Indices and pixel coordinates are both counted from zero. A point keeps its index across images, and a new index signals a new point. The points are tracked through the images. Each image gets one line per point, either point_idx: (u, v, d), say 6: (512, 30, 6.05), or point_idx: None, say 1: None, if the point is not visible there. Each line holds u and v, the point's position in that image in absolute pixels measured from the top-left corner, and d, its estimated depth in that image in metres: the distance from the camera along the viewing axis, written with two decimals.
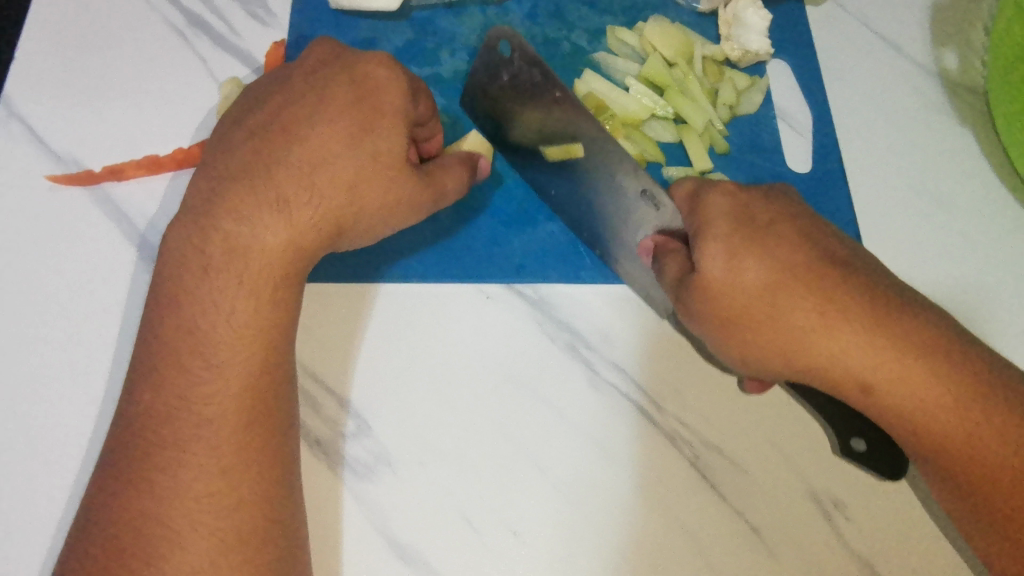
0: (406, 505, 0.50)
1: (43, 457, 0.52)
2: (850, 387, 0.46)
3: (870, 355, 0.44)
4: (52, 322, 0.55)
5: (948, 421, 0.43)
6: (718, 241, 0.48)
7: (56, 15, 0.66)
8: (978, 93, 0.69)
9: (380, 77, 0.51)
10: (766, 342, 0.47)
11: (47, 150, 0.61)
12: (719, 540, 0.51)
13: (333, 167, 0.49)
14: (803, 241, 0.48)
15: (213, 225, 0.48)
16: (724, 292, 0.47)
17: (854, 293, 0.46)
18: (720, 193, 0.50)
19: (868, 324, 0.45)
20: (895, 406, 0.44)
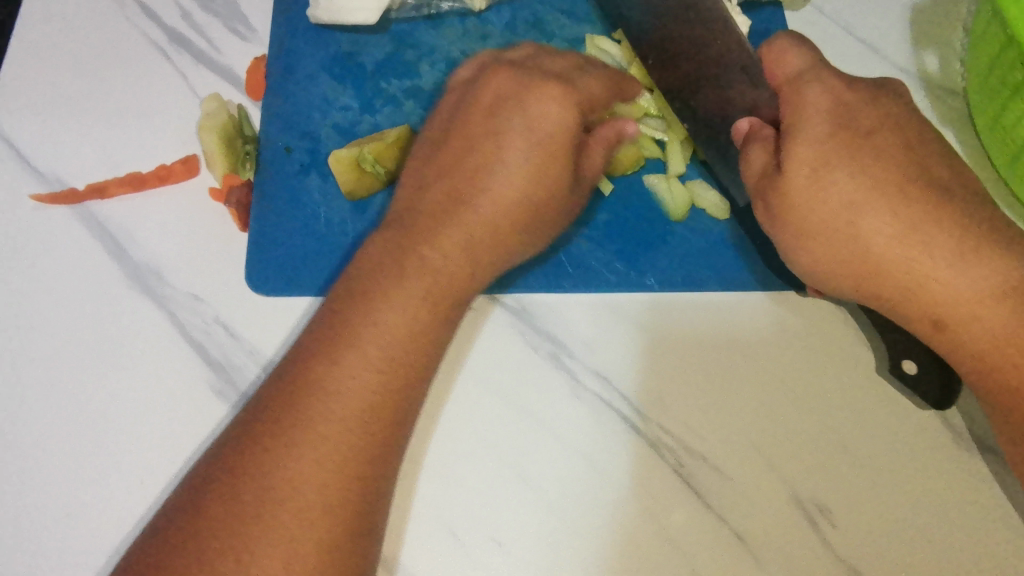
0: (389, 518, 0.50)
1: (30, 476, 0.52)
2: (921, 318, 0.48)
3: (963, 285, 0.46)
4: (39, 340, 0.56)
5: (1021, 365, 0.45)
6: (811, 145, 0.49)
7: (38, 36, 0.66)
8: (959, 94, 0.69)
9: (553, 109, 0.51)
10: (845, 262, 0.49)
11: (33, 170, 0.61)
12: (706, 548, 0.51)
13: (501, 192, 0.50)
14: (906, 154, 0.49)
15: (412, 251, 0.49)
16: (808, 205, 0.49)
17: (958, 215, 0.47)
18: (821, 87, 0.52)
19: (957, 254, 0.46)
20: (961, 334, 0.47)
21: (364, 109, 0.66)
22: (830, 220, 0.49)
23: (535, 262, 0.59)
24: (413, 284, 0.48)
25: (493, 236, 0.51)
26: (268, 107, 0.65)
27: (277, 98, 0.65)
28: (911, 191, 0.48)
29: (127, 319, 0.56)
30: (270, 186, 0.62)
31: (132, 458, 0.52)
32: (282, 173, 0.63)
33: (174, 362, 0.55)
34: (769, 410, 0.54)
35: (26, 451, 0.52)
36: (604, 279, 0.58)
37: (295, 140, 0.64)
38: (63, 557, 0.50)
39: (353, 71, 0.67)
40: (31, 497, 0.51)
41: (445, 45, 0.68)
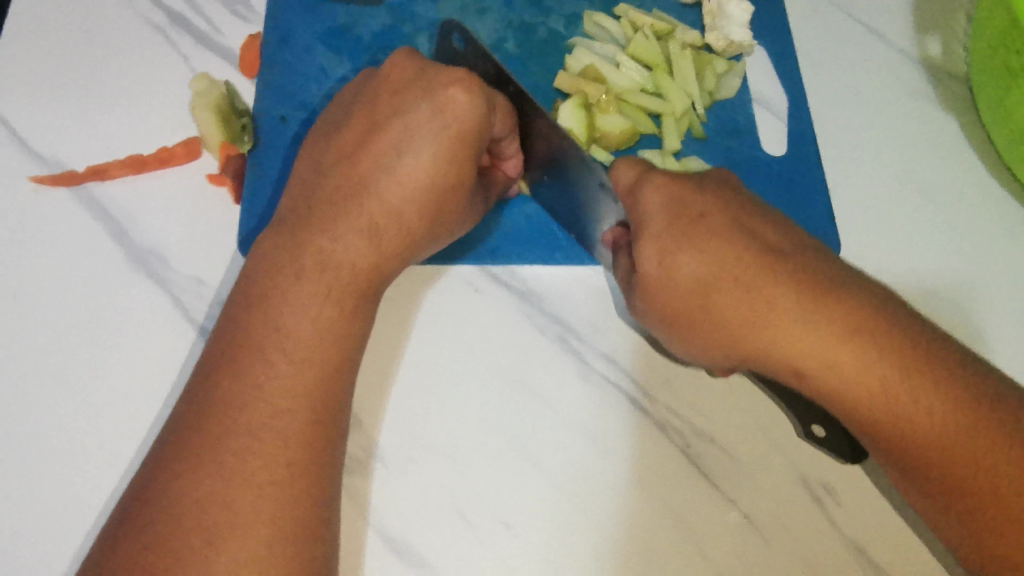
0: (401, 501, 0.50)
1: (36, 457, 0.52)
2: (786, 375, 0.45)
3: (817, 339, 0.43)
4: (39, 324, 0.55)
5: (881, 408, 0.41)
6: (651, 240, 0.47)
7: (38, 17, 0.65)
8: (960, 78, 0.69)
9: (458, 102, 0.50)
10: (706, 337, 0.47)
11: (32, 152, 0.60)
12: (715, 529, 0.51)
13: (401, 179, 0.49)
14: (732, 232, 0.47)
15: (308, 241, 0.48)
16: (663, 289, 0.47)
17: (808, 282, 0.44)
18: (653, 186, 0.48)
19: (800, 307, 0.43)
20: (841, 399, 0.43)
21: None
22: (686, 298, 0.47)
23: (534, 243, 0.58)
24: (317, 278, 0.47)
25: (401, 220, 0.49)
26: (263, 79, 0.64)
27: (273, 67, 0.65)
28: (749, 264, 0.45)
29: (128, 303, 0.56)
30: (266, 158, 0.62)
31: (135, 440, 0.52)
32: (278, 144, 0.63)
33: (177, 347, 0.55)
34: (768, 391, 0.54)
35: (27, 435, 0.52)
36: (600, 252, 0.58)
37: (291, 110, 0.64)
38: (69, 541, 0.50)
39: (350, 44, 0.67)
40: (33, 481, 0.51)
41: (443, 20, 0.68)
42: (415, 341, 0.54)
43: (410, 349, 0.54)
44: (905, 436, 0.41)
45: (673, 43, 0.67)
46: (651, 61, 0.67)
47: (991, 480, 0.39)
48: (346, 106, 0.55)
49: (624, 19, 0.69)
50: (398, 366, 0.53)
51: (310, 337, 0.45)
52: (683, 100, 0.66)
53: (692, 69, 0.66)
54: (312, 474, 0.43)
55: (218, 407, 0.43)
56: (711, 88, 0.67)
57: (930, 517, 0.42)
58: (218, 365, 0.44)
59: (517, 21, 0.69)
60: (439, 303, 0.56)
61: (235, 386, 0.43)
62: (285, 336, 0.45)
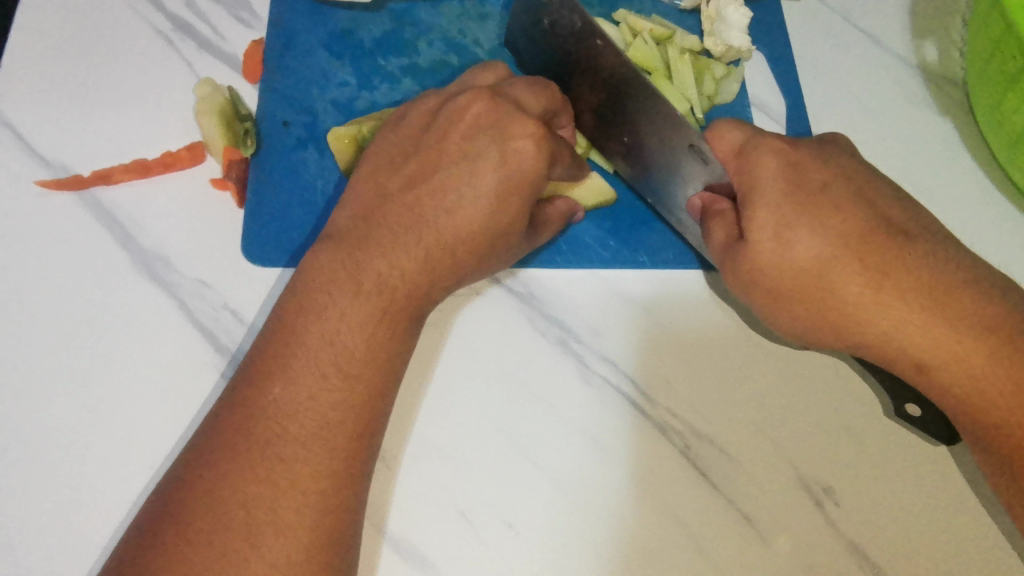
0: (403, 502, 0.51)
1: (42, 459, 0.52)
2: (904, 363, 0.48)
3: (929, 331, 0.46)
4: (45, 328, 0.56)
5: (970, 382, 0.45)
6: (767, 209, 0.49)
7: (43, 23, 0.66)
8: (957, 84, 0.70)
9: (527, 152, 0.51)
10: (814, 315, 0.49)
11: (38, 157, 0.61)
12: (714, 530, 0.51)
13: (444, 199, 0.51)
14: (856, 210, 0.49)
15: (349, 252, 0.49)
16: (773, 264, 0.49)
17: (913, 272, 0.47)
18: (769, 150, 0.51)
19: (923, 299, 0.46)
20: (951, 386, 0.46)
21: (361, 85, 0.66)
22: (801, 278, 0.48)
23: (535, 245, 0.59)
24: (347, 285, 0.48)
25: (452, 256, 0.50)
26: (267, 84, 0.65)
27: (276, 71, 0.66)
28: (876, 245, 0.48)
29: (133, 306, 0.57)
30: (267, 162, 0.62)
31: (141, 443, 0.53)
32: (281, 148, 0.63)
33: (182, 350, 0.55)
34: (766, 393, 0.55)
35: (35, 438, 0.53)
36: (599, 256, 0.59)
37: (294, 115, 0.64)
38: (75, 541, 0.50)
39: (352, 48, 0.67)
40: (41, 484, 0.52)
41: (444, 25, 0.68)
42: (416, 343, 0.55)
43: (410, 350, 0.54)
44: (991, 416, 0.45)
45: (672, 48, 0.68)
46: (650, 66, 0.67)
47: None
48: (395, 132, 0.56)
49: (623, 24, 0.69)
50: None
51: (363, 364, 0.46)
52: (681, 105, 0.66)
53: (691, 74, 0.67)
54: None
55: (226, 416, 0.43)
56: (709, 93, 0.68)
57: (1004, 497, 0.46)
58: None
59: None
60: (440, 305, 0.56)
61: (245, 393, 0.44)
62: (290, 341, 0.46)
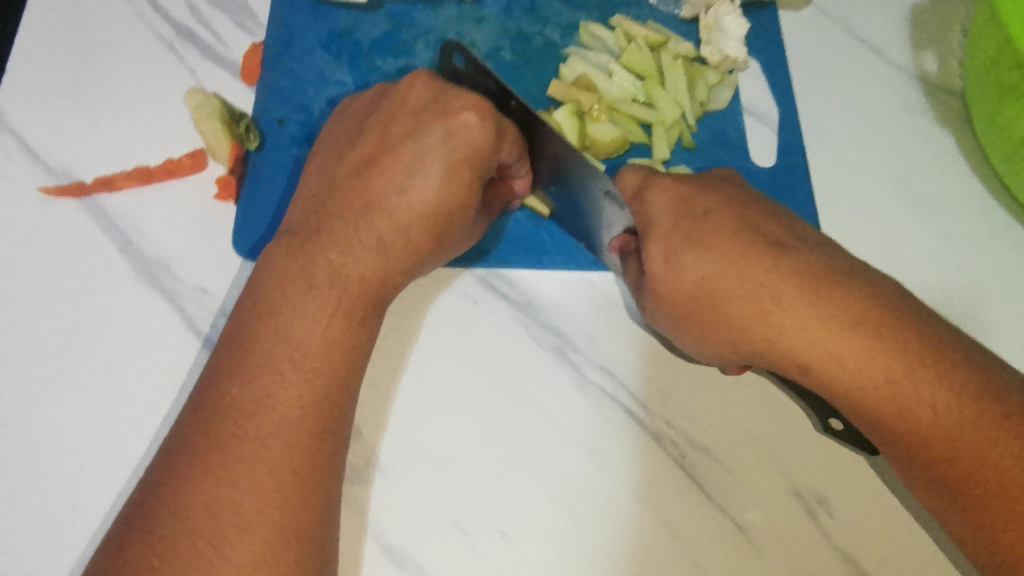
0: (398, 509, 0.51)
1: (41, 463, 0.53)
2: (790, 368, 0.48)
3: (832, 344, 0.45)
4: (46, 332, 0.56)
5: (880, 393, 0.44)
6: (659, 241, 0.50)
7: (47, 29, 0.66)
8: (956, 94, 0.70)
9: (468, 127, 0.51)
10: (716, 334, 0.50)
11: (40, 163, 0.62)
12: (707, 539, 0.51)
13: (410, 196, 0.50)
14: (740, 232, 0.49)
15: (318, 253, 0.49)
16: (668, 289, 0.50)
17: (805, 283, 0.47)
18: (661, 188, 0.52)
19: (818, 308, 0.46)
20: (864, 396, 0.45)
21: (358, 85, 0.67)
22: (694, 301, 0.49)
23: (531, 250, 0.59)
24: (328, 290, 0.48)
25: (409, 240, 0.50)
26: (263, 82, 0.66)
27: (274, 70, 0.66)
28: (757, 264, 0.48)
29: (132, 311, 0.57)
30: (264, 163, 0.63)
31: (140, 447, 0.53)
32: (278, 147, 0.64)
33: (180, 356, 0.56)
34: (760, 402, 0.55)
35: (34, 441, 0.53)
36: (587, 257, 0.59)
37: (289, 112, 0.65)
38: (74, 544, 0.51)
39: (349, 48, 0.68)
40: (39, 487, 0.52)
41: (441, 27, 0.69)
42: (415, 348, 0.55)
43: (408, 355, 0.55)
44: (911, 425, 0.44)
45: (665, 54, 0.69)
46: (644, 71, 0.68)
47: (997, 482, 0.41)
48: (353, 118, 0.57)
49: (619, 29, 0.70)
50: (396, 372, 0.54)
51: (343, 348, 0.47)
52: (673, 110, 0.67)
53: (682, 80, 0.68)
54: (308, 480, 0.44)
55: (219, 420, 0.44)
56: (703, 99, 0.68)
57: (937, 513, 0.45)
58: (218, 374, 0.46)
59: (514, 30, 0.70)
60: (438, 311, 0.56)
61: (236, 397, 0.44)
62: (282, 346, 0.46)
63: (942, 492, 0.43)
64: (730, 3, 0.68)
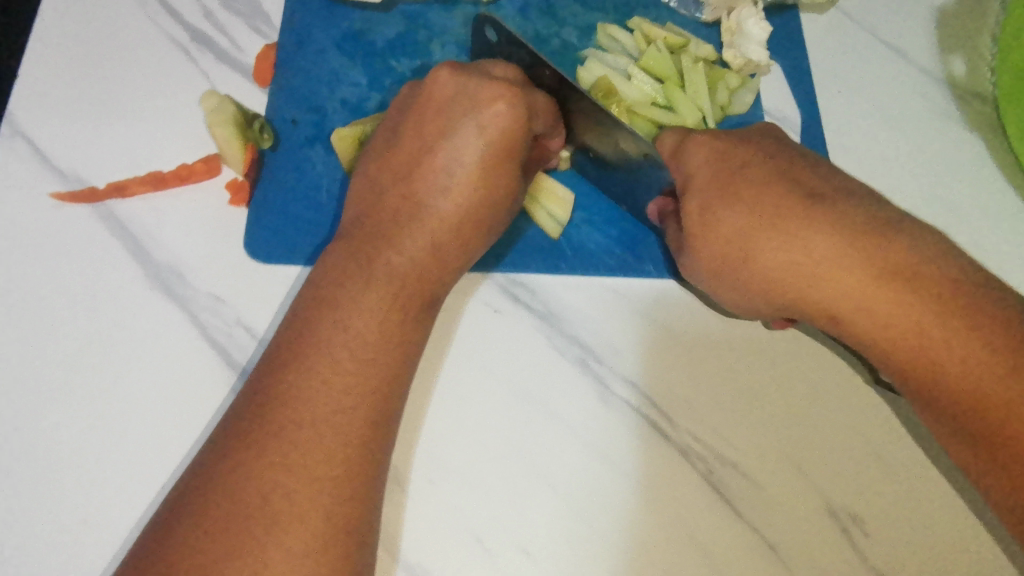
0: (417, 525, 0.49)
1: (52, 473, 0.51)
2: (821, 318, 0.49)
3: (845, 284, 0.47)
4: (57, 341, 0.55)
5: (883, 328, 0.46)
6: (695, 195, 0.51)
7: (58, 33, 0.65)
8: (988, 101, 0.68)
9: (503, 116, 0.50)
10: (743, 282, 0.50)
11: (52, 168, 0.61)
12: (737, 558, 0.50)
13: (452, 191, 0.50)
14: (773, 183, 0.50)
15: (374, 254, 0.48)
16: (704, 242, 0.51)
17: (837, 226, 0.48)
18: (697, 144, 0.53)
19: (835, 249, 0.47)
20: (865, 333, 0.47)
21: (371, 86, 0.65)
22: (727, 248, 0.50)
23: (550, 256, 0.58)
24: (385, 286, 0.47)
25: (459, 233, 0.50)
26: (278, 82, 0.65)
27: (286, 70, 0.65)
28: (788, 210, 0.49)
29: (145, 319, 0.56)
30: (275, 162, 0.62)
31: (151, 458, 0.52)
32: (290, 147, 0.62)
33: (193, 368, 0.54)
34: (785, 414, 0.53)
35: (43, 456, 0.52)
36: (607, 264, 0.58)
37: (302, 113, 0.64)
38: (85, 557, 0.50)
39: (363, 48, 0.66)
40: (49, 501, 0.51)
41: (457, 28, 0.67)
42: (431, 358, 0.54)
43: (424, 366, 0.53)
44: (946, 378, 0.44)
45: (686, 57, 0.67)
46: (663, 74, 0.67)
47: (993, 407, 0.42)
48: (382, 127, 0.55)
49: (637, 32, 0.68)
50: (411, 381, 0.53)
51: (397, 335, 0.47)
52: (693, 115, 0.65)
53: (704, 83, 0.66)
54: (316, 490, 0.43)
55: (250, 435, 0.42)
56: (722, 103, 0.66)
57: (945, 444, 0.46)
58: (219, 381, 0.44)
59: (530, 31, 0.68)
60: (458, 320, 0.55)
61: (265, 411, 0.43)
62: (310, 356, 0.44)
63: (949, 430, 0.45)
64: (753, 5, 0.67)
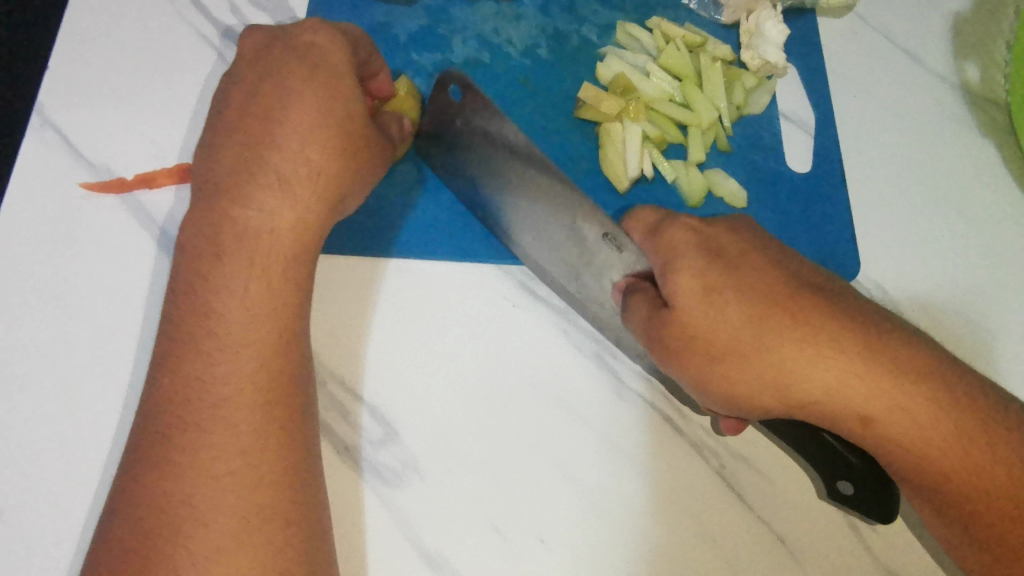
0: (435, 511, 0.51)
1: (75, 452, 0.54)
2: (847, 418, 0.46)
3: (863, 381, 0.45)
4: (84, 324, 0.57)
5: (903, 429, 0.45)
6: (694, 272, 0.49)
7: (91, 27, 0.68)
8: (1001, 106, 0.69)
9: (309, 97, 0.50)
10: (749, 375, 0.47)
11: (82, 158, 0.63)
12: (747, 550, 0.51)
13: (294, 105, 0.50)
14: (770, 273, 0.49)
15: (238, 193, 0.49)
16: (705, 329, 0.47)
17: (840, 315, 0.47)
18: (681, 226, 0.52)
19: (856, 349, 0.46)
20: (890, 433, 0.45)
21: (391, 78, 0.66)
22: (737, 342, 0.47)
23: (547, 249, 0.59)
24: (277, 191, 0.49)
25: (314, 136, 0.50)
26: None
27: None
28: (796, 299, 0.48)
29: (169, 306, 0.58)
30: None
31: None
32: None
33: None
34: None
35: (71, 434, 0.54)
36: None
37: None
38: None
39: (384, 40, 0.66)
40: (73, 477, 0.53)
41: (478, 23, 0.68)
42: (442, 350, 0.55)
43: (437, 358, 0.55)
44: (938, 466, 0.45)
45: (704, 56, 0.68)
46: (682, 73, 0.68)
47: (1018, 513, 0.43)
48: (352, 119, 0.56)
49: (657, 31, 0.69)
50: (426, 372, 0.54)
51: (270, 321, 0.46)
52: (711, 113, 0.66)
53: (721, 84, 0.67)
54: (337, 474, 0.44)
55: (194, 410, 0.43)
56: (738, 103, 0.68)
57: (945, 537, 0.47)
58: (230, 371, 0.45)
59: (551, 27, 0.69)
60: (474, 313, 0.57)
61: (183, 397, 0.44)
62: (224, 320, 0.46)
63: (962, 531, 0.45)
64: (773, 8, 0.67)
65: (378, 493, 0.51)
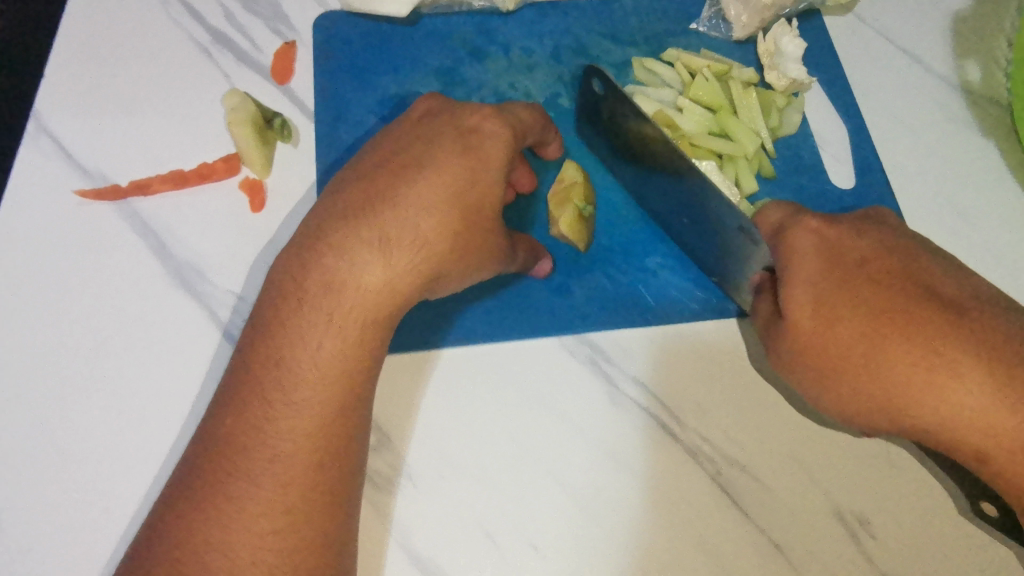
0: (427, 519, 0.50)
1: (69, 463, 0.53)
2: (962, 451, 0.45)
3: (984, 419, 0.43)
4: (79, 334, 0.56)
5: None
6: (806, 289, 0.48)
7: (84, 34, 0.67)
8: (1002, 106, 0.69)
9: (457, 164, 0.49)
10: (855, 396, 0.47)
11: (77, 165, 0.62)
12: (742, 556, 0.50)
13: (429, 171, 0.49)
14: (894, 286, 0.47)
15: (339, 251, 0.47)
16: (813, 347, 0.48)
17: (967, 346, 0.44)
18: (806, 231, 0.49)
19: (980, 381, 0.43)
20: (1008, 473, 0.43)
21: None
22: (845, 357, 0.47)
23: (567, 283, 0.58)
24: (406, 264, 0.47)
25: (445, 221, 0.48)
26: (320, 124, 0.65)
27: (329, 100, 0.66)
28: (919, 318, 0.45)
29: (164, 314, 0.57)
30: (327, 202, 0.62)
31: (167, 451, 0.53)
32: None
33: (212, 362, 0.56)
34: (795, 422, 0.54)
35: (64, 446, 0.53)
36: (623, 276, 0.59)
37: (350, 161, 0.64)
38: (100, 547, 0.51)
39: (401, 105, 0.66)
40: (66, 489, 0.52)
41: (493, 81, 0.67)
42: (455, 382, 0.54)
43: (449, 392, 0.54)
44: None
45: (733, 83, 0.67)
46: (714, 102, 0.66)
47: None
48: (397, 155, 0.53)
49: (677, 63, 0.68)
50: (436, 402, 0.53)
51: (358, 306, 0.46)
52: (752, 141, 0.65)
53: (757, 107, 0.66)
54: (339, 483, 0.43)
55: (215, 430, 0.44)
56: (774, 126, 0.66)
57: None
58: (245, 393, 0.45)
59: (565, 74, 0.68)
60: (472, 325, 0.56)
61: (279, 372, 0.45)
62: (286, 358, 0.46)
63: None
64: (787, 24, 0.68)
65: (374, 500, 0.50)
